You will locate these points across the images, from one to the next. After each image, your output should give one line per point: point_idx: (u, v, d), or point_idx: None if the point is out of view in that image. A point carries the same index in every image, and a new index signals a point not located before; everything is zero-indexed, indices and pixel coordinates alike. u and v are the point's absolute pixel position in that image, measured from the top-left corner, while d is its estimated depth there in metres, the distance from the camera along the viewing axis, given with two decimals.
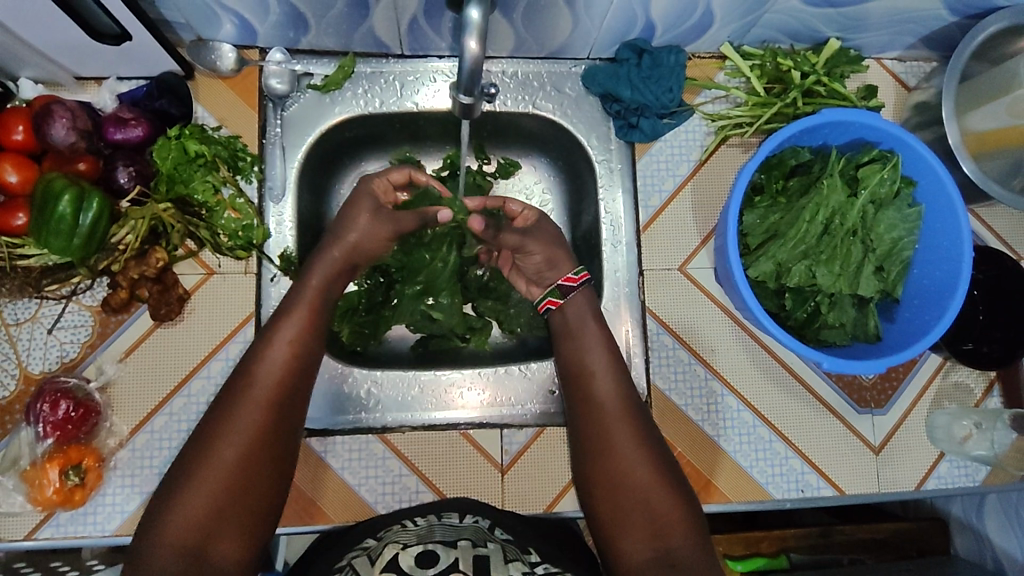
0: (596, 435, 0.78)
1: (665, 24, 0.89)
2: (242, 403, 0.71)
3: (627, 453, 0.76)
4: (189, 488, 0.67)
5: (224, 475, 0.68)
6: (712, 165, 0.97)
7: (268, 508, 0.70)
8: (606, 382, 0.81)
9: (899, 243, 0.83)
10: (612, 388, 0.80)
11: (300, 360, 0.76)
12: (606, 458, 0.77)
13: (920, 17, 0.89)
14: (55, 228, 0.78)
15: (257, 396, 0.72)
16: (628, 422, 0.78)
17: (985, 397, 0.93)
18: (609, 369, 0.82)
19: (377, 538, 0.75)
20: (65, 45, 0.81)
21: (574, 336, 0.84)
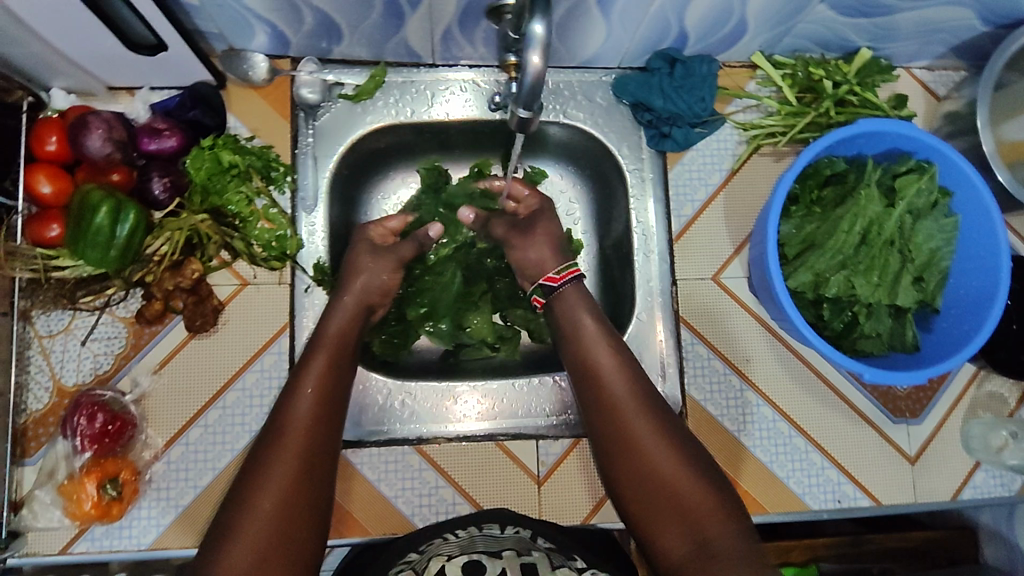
0: (618, 435, 0.77)
1: (698, 33, 0.89)
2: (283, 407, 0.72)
3: (658, 456, 0.75)
4: (235, 533, 0.65)
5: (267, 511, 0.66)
6: (744, 175, 0.97)
7: (312, 533, 0.68)
8: (626, 385, 0.79)
9: (937, 253, 0.83)
10: (634, 391, 0.79)
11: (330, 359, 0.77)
12: (631, 457, 0.76)
13: (952, 27, 0.89)
14: (92, 241, 0.78)
15: (288, 433, 0.71)
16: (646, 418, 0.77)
17: (1018, 406, 0.93)
18: (626, 372, 0.80)
19: (420, 551, 0.74)
20: (101, 56, 0.81)
21: (585, 341, 0.83)
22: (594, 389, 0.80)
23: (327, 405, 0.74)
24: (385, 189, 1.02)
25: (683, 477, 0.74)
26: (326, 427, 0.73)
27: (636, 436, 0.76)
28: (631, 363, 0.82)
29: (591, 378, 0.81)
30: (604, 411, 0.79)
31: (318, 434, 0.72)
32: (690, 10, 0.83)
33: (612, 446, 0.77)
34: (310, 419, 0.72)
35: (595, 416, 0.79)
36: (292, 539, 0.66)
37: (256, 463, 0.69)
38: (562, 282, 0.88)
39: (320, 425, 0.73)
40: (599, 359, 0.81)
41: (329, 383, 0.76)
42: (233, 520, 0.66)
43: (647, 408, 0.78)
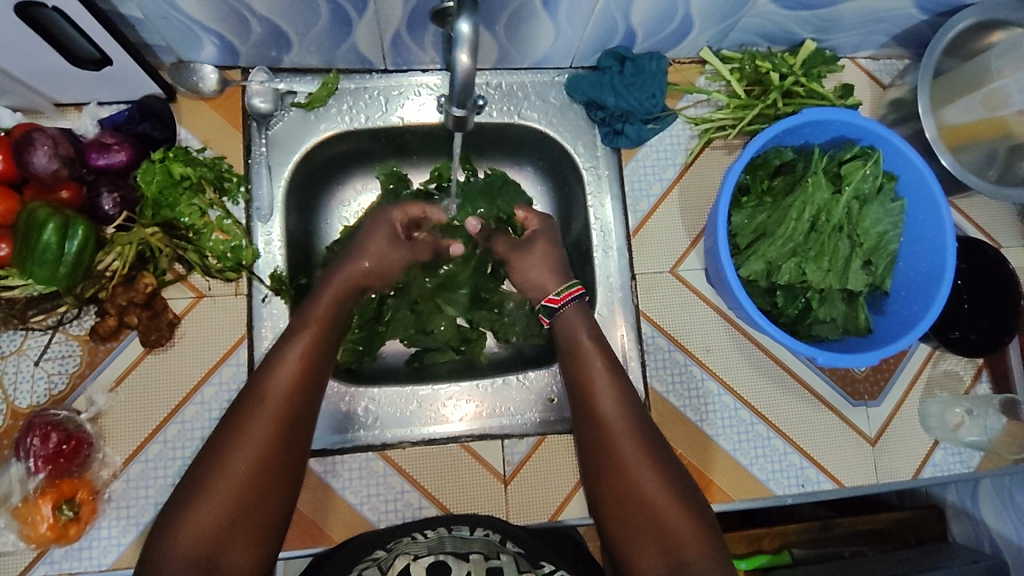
0: (603, 444, 0.77)
1: (645, 31, 0.90)
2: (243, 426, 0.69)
3: (648, 480, 0.75)
4: (201, 496, 0.66)
5: (231, 484, 0.67)
6: (697, 168, 0.98)
7: (274, 519, 0.69)
8: (620, 404, 0.79)
9: (885, 237, 0.85)
10: (630, 413, 0.78)
11: (308, 381, 0.73)
12: (614, 468, 0.76)
13: (891, 16, 0.91)
14: (39, 258, 0.77)
15: (265, 404, 0.70)
16: (634, 433, 0.77)
17: (974, 384, 0.95)
18: (624, 392, 0.80)
19: (388, 549, 0.74)
20: (44, 72, 0.80)
21: (584, 355, 0.82)
22: (588, 406, 0.79)
23: (307, 378, 0.73)
24: (345, 197, 1.02)
25: (665, 504, 0.74)
26: (304, 417, 0.72)
27: (626, 458, 0.76)
28: (627, 385, 0.81)
29: (588, 394, 0.80)
30: (598, 429, 0.78)
31: (291, 439, 0.71)
32: (634, 8, 0.84)
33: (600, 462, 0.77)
34: (287, 393, 0.71)
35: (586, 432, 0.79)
36: (253, 520, 0.68)
37: (229, 428, 0.69)
38: (562, 304, 0.87)
39: (297, 398, 0.72)
40: (597, 375, 0.81)
41: (311, 360, 0.74)
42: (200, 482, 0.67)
43: (641, 431, 0.77)
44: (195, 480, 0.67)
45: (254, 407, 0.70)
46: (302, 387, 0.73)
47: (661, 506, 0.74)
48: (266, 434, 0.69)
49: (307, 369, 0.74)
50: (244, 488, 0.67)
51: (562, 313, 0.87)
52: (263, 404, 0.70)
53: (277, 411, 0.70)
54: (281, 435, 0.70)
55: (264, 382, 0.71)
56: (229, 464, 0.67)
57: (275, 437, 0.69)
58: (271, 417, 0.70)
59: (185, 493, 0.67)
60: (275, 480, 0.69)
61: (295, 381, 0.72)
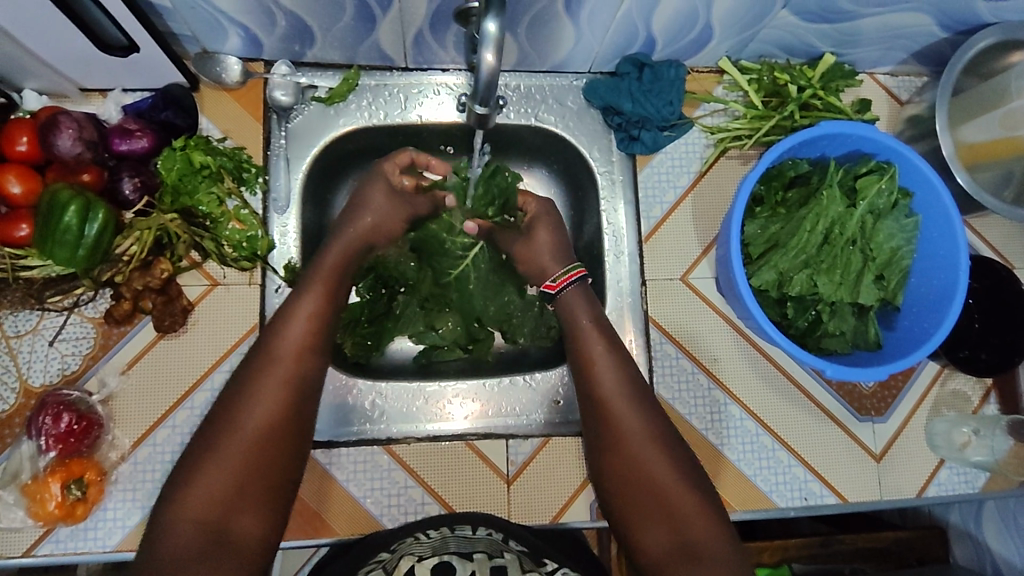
0: (606, 428, 0.78)
1: (666, 38, 0.90)
2: (255, 386, 0.71)
3: (649, 460, 0.76)
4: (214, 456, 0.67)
5: (245, 444, 0.68)
6: (712, 176, 0.98)
7: (288, 477, 0.71)
8: (619, 384, 0.80)
9: (898, 252, 0.85)
10: (630, 393, 0.80)
11: (316, 346, 0.76)
12: (618, 451, 0.77)
13: (912, 33, 0.91)
14: (60, 239, 0.77)
15: (276, 369, 0.72)
16: (637, 414, 0.78)
17: (982, 404, 0.95)
18: (623, 373, 0.81)
19: (391, 550, 0.74)
20: (72, 57, 0.81)
21: (582, 339, 0.84)
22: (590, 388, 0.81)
23: (318, 339, 0.76)
24: None
25: (671, 484, 0.74)
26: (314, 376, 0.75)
27: (628, 438, 0.77)
28: (629, 367, 0.82)
29: (588, 377, 0.81)
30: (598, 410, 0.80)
31: (304, 398, 0.73)
32: (656, 16, 0.85)
33: (602, 443, 0.78)
34: (299, 351, 0.74)
35: (590, 415, 0.81)
36: (269, 476, 0.69)
37: (247, 382, 0.71)
38: (560, 289, 0.89)
39: (308, 357, 0.75)
40: (596, 358, 0.82)
41: (322, 322, 0.77)
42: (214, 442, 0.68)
43: (642, 411, 0.79)
44: (212, 435, 0.69)
45: (271, 364, 0.73)
46: (314, 345, 0.75)
47: (665, 485, 0.75)
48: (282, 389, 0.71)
49: (317, 332, 0.76)
50: (262, 440, 0.69)
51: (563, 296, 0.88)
52: (279, 361, 0.73)
53: (290, 369, 0.73)
54: (295, 392, 0.72)
55: (279, 341, 0.74)
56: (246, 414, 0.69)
57: (290, 394, 0.72)
58: (287, 372, 0.72)
59: (202, 445, 0.68)
60: (289, 436, 0.71)
61: (308, 340, 0.75)
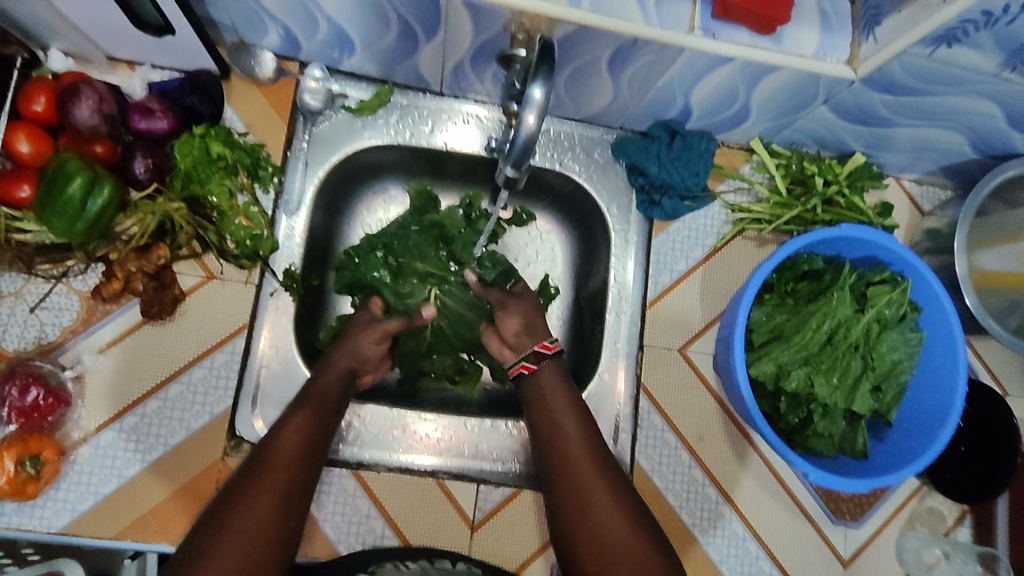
0: (574, 496, 0.71)
1: (702, 110, 0.90)
2: (248, 491, 0.64)
3: (619, 526, 0.69)
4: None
5: (238, 556, 0.61)
6: (725, 254, 0.98)
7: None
8: (585, 444, 0.74)
9: (899, 366, 0.85)
10: (595, 453, 0.74)
11: (309, 445, 0.71)
12: (588, 515, 0.70)
13: (943, 148, 0.92)
14: (59, 210, 0.75)
15: (271, 471, 0.67)
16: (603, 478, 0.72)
17: (956, 525, 0.94)
18: (588, 435, 0.75)
19: None
20: (106, 27, 0.79)
21: (552, 403, 0.77)
22: (554, 452, 0.74)
23: (309, 450, 0.71)
24: (372, 205, 1.02)
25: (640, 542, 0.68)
26: (306, 484, 0.68)
27: (596, 505, 0.70)
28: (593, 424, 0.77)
29: (551, 437, 0.75)
30: (561, 470, 0.73)
31: (291, 511, 0.66)
32: (696, 88, 0.85)
33: (570, 518, 0.71)
34: (291, 461, 0.68)
35: (552, 480, 0.73)
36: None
37: (233, 497, 0.64)
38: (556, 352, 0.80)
39: (301, 467, 0.69)
40: (562, 419, 0.76)
41: (313, 431, 0.72)
42: (199, 554, 0.60)
43: (604, 471, 0.72)
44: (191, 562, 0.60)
45: (259, 475, 0.66)
46: (305, 455, 0.70)
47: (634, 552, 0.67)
48: (272, 501, 0.65)
49: (310, 441, 0.71)
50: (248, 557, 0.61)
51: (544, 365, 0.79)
52: (268, 473, 0.66)
53: (283, 474, 0.67)
54: (286, 502, 0.65)
55: (271, 450, 0.68)
56: (227, 536, 0.61)
57: (279, 507, 0.65)
58: (275, 476, 0.66)
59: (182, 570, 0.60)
60: (273, 552, 0.63)
61: (299, 449, 0.70)
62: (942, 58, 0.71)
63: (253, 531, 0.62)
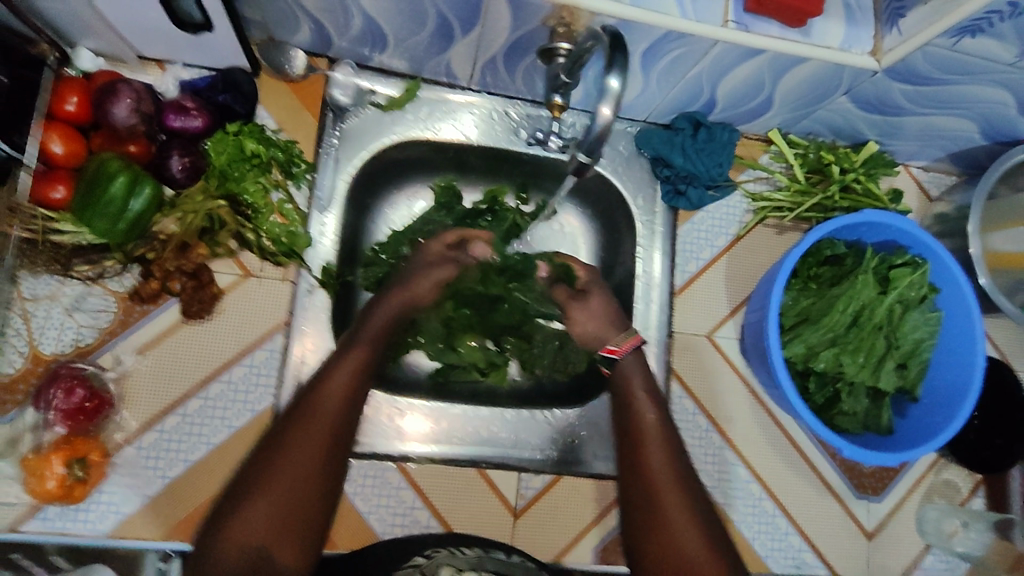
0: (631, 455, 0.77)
1: (726, 102, 0.93)
2: (297, 427, 0.68)
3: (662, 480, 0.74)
4: (250, 499, 0.64)
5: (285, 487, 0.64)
6: (747, 241, 1.01)
7: (319, 522, 0.66)
8: (657, 421, 0.79)
9: (921, 344, 0.89)
10: (666, 431, 0.79)
11: (358, 388, 0.73)
12: (637, 469, 0.76)
13: (953, 135, 0.96)
14: (102, 210, 0.75)
15: (318, 411, 0.69)
16: (662, 446, 0.77)
17: (970, 496, 0.99)
18: (660, 412, 0.80)
19: (428, 557, 0.74)
20: (141, 26, 0.78)
21: (627, 387, 0.83)
22: (630, 423, 0.80)
23: (358, 391, 0.73)
24: (395, 201, 1.02)
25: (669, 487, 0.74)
26: (352, 419, 0.71)
27: (647, 463, 0.76)
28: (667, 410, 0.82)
29: (629, 412, 0.81)
30: (632, 441, 0.78)
31: (339, 447, 0.69)
32: (723, 81, 0.87)
33: (627, 473, 0.77)
34: (340, 400, 0.71)
35: (625, 448, 0.79)
36: (300, 516, 0.64)
37: (285, 429, 0.68)
38: (623, 353, 0.85)
39: (349, 408, 0.71)
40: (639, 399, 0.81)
41: (363, 371, 0.74)
42: (253, 478, 0.65)
43: (671, 446, 0.77)
44: (247, 483, 0.65)
45: (310, 409, 0.69)
46: (352, 392, 0.72)
47: (682, 528, 0.72)
48: (322, 435, 0.68)
49: (359, 385, 0.73)
50: (297, 487, 0.65)
51: (621, 363, 0.85)
52: (317, 408, 0.70)
53: (331, 415, 0.70)
54: (334, 439, 0.68)
55: (320, 390, 0.71)
56: (278, 465, 0.65)
57: (327, 442, 0.68)
58: (325, 412, 0.69)
59: (239, 488, 0.65)
60: (320, 486, 0.66)
61: (348, 392, 0.72)
62: (964, 48, 0.75)
63: (301, 466, 0.66)
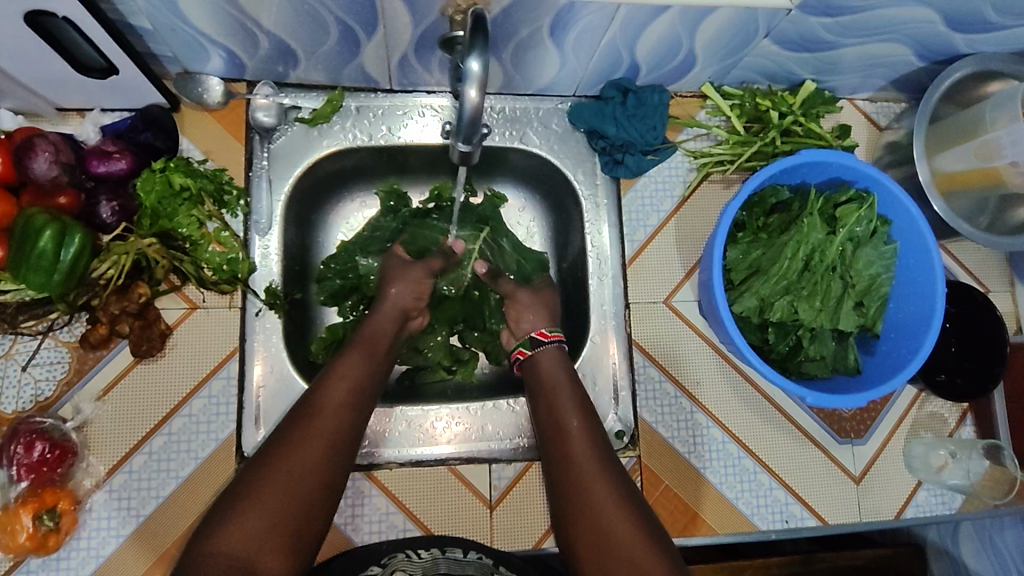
0: (557, 450, 0.77)
1: (649, 65, 0.91)
2: (304, 431, 0.69)
3: (589, 463, 0.75)
4: (247, 502, 0.64)
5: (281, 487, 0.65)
6: (695, 201, 0.99)
7: (302, 557, 0.65)
8: (587, 440, 0.77)
9: (877, 279, 0.86)
10: (585, 420, 0.79)
11: (363, 391, 0.75)
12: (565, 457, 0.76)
13: (890, 62, 0.93)
14: (35, 264, 0.76)
15: (321, 419, 0.71)
16: (588, 437, 0.77)
17: (958, 426, 0.97)
18: (578, 404, 0.81)
19: (382, 565, 0.76)
20: (49, 77, 0.80)
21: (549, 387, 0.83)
22: (558, 445, 0.77)
23: (350, 415, 0.73)
24: (345, 213, 1.02)
25: (595, 470, 0.74)
26: (349, 442, 0.71)
27: (576, 452, 0.76)
28: (588, 404, 0.82)
29: (555, 427, 0.79)
30: (554, 432, 0.79)
31: (332, 470, 0.69)
32: (639, 42, 0.85)
33: (556, 465, 0.77)
34: (339, 407, 0.72)
35: (555, 465, 0.77)
36: (284, 548, 0.64)
37: (276, 453, 0.67)
38: (549, 340, 0.87)
39: (350, 414, 0.73)
40: (562, 397, 0.81)
41: (365, 383, 0.76)
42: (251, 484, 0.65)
43: (591, 434, 0.78)
44: (230, 503, 0.64)
45: (312, 417, 0.71)
46: (351, 411, 0.73)
47: (627, 534, 0.69)
48: (324, 437, 0.70)
49: (357, 390, 0.75)
50: (288, 513, 0.65)
51: (541, 350, 0.87)
52: (320, 416, 0.71)
53: (333, 421, 0.71)
54: (335, 444, 0.70)
55: (321, 397, 0.73)
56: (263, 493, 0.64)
57: (328, 448, 0.69)
58: (319, 434, 0.69)
59: (228, 504, 0.65)
60: (311, 513, 0.66)
61: (351, 396, 0.74)
62: None
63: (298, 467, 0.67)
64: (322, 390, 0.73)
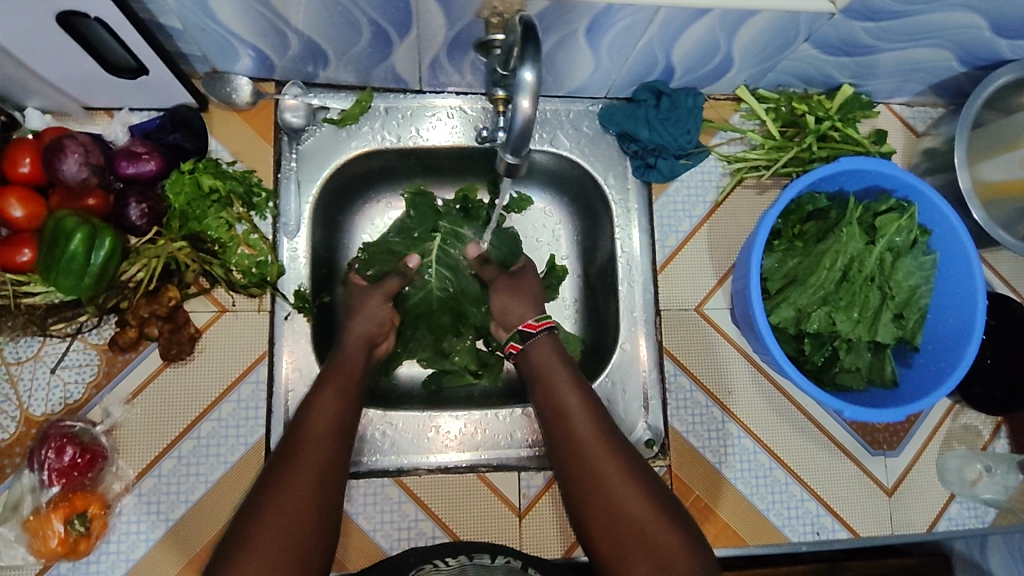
0: (561, 436, 0.76)
1: (684, 67, 0.90)
2: (291, 467, 0.67)
3: (597, 449, 0.73)
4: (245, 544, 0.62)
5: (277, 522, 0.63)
6: (728, 207, 0.98)
7: None
8: (592, 424, 0.75)
9: (916, 291, 0.85)
10: (587, 403, 0.77)
11: (345, 419, 0.74)
12: (572, 444, 0.74)
13: (932, 67, 0.91)
14: (65, 268, 0.75)
15: (306, 451, 0.69)
16: (592, 421, 0.75)
17: (992, 439, 0.95)
18: (577, 387, 0.78)
19: None
20: (78, 77, 0.78)
21: (545, 371, 0.80)
22: (563, 431, 0.75)
23: (336, 441, 0.71)
24: (371, 214, 1.01)
25: (604, 456, 0.72)
26: (339, 468, 0.69)
27: (581, 438, 0.74)
28: (588, 385, 0.80)
29: (557, 413, 0.77)
30: (557, 418, 0.77)
31: (327, 494, 0.67)
32: (676, 46, 0.84)
33: (563, 452, 0.75)
34: (325, 438, 0.71)
35: (561, 453, 0.75)
36: None
37: (266, 492, 0.65)
38: (539, 330, 0.83)
39: (336, 443, 0.71)
40: (560, 381, 0.79)
41: (346, 406, 0.75)
42: (244, 529, 0.63)
43: (595, 417, 0.76)
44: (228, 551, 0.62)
45: (298, 451, 0.69)
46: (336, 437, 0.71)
47: (647, 519, 0.68)
48: (313, 467, 0.68)
49: (342, 417, 0.73)
50: (289, 549, 0.62)
51: (535, 338, 0.83)
52: (305, 449, 0.69)
53: (320, 453, 0.69)
54: (325, 472, 0.68)
55: (305, 428, 0.71)
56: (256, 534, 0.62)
57: (319, 478, 0.67)
58: (307, 465, 0.67)
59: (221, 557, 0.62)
60: (314, 544, 0.64)
61: (334, 425, 0.72)
62: None
63: (293, 500, 0.64)
64: (305, 421, 0.72)
